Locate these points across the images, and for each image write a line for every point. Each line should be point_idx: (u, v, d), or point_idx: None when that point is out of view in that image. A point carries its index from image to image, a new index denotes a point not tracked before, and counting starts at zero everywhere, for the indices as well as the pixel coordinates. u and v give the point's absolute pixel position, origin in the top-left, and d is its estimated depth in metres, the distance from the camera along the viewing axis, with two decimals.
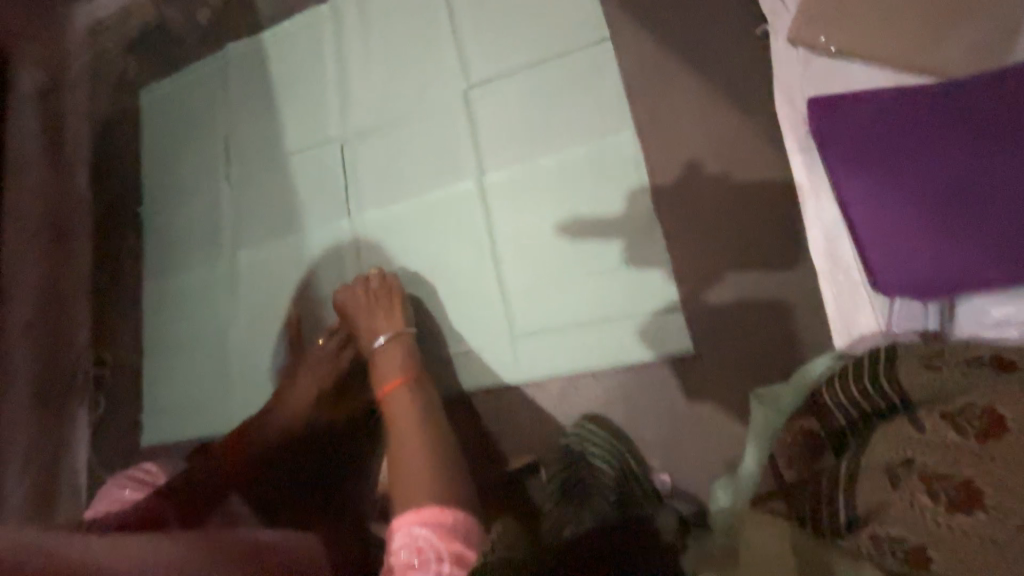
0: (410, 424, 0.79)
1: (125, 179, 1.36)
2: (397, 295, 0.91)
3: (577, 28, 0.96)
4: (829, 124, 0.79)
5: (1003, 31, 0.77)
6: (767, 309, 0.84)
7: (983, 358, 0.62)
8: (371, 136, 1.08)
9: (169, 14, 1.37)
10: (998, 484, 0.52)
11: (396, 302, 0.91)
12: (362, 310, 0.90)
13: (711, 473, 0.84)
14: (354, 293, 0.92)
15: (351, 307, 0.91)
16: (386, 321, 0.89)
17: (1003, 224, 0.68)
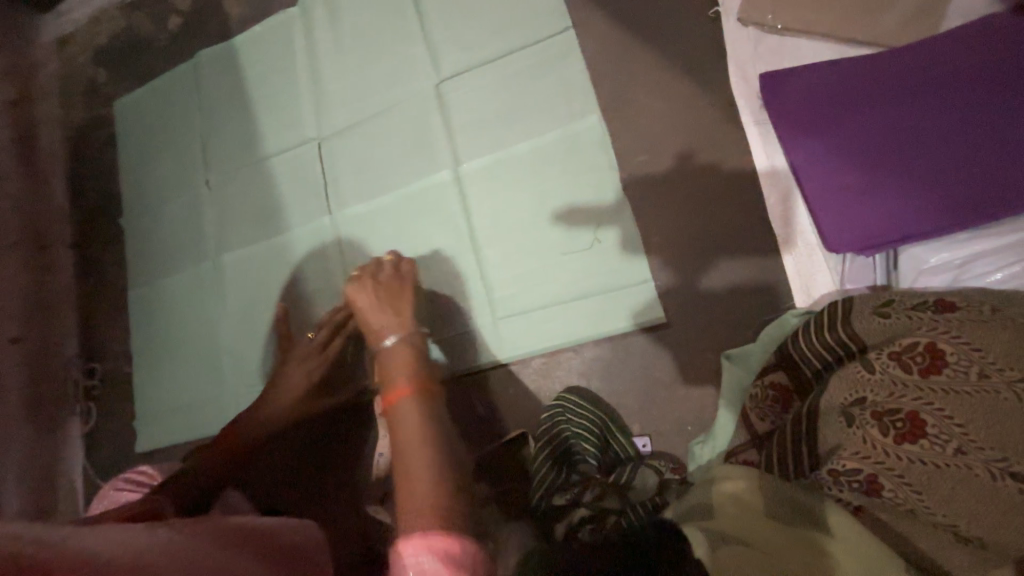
0: (415, 436, 0.57)
1: (103, 189, 1.36)
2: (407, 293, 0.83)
3: (541, 18, 0.99)
4: (778, 96, 0.86)
5: (932, 4, 0.83)
6: (734, 275, 0.89)
7: (928, 300, 0.61)
8: (347, 133, 1.10)
9: (139, 22, 1.37)
10: (937, 414, 0.54)
11: (404, 301, 0.81)
12: (371, 307, 0.79)
13: (689, 433, 0.89)
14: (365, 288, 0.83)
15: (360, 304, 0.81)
16: (397, 317, 0.77)
17: (929, 179, 0.76)
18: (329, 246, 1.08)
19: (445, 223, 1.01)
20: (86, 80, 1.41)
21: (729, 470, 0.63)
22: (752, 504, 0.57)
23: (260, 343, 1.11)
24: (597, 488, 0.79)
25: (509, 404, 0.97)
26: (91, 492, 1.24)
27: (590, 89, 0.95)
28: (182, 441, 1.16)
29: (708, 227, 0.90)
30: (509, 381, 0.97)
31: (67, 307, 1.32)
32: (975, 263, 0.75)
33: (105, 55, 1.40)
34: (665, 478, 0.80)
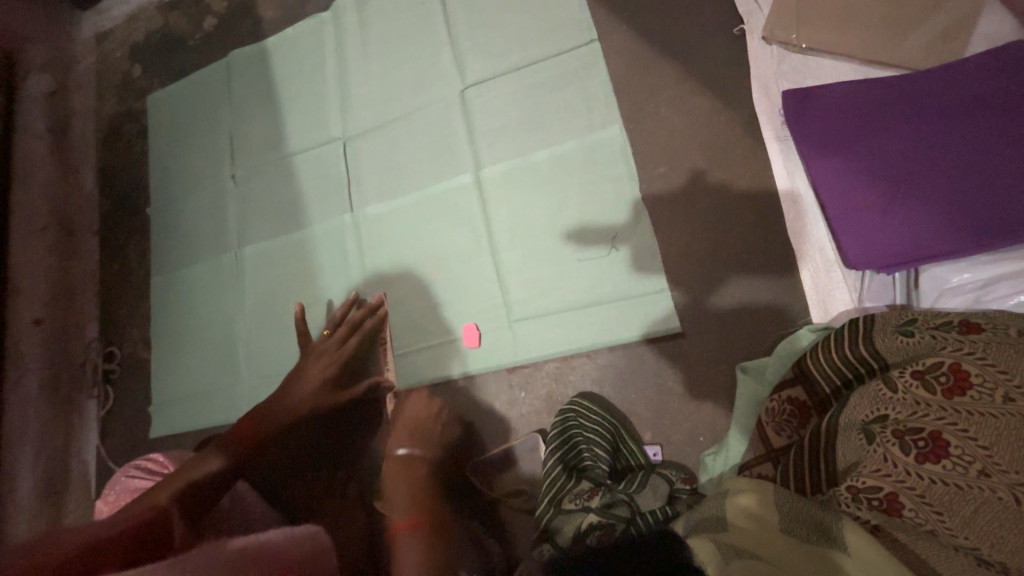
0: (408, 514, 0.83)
1: (130, 179, 1.40)
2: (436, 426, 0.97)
3: (566, 30, 1.01)
4: (802, 113, 0.87)
5: (957, 28, 0.84)
6: (750, 288, 0.89)
7: (951, 321, 0.61)
8: (372, 134, 1.12)
9: (175, 21, 1.42)
10: (960, 434, 0.53)
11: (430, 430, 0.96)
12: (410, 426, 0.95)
13: (701, 445, 0.88)
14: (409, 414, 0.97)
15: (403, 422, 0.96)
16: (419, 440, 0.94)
17: (955, 200, 0.75)
18: (349, 243, 1.10)
19: (464, 226, 1.02)
20: (120, 74, 1.45)
21: (741, 485, 0.63)
22: (764, 516, 0.56)
23: (277, 336, 1.13)
24: (608, 495, 0.77)
25: (520, 407, 0.98)
26: (103, 476, 1.25)
27: (613, 99, 0.97)
28: (195, 430, 1.17)
29: (727, 240, 0.91)
30: (521, 384, 0.98)
31: (89, 293, 1.35)
32: (999, 285, 0.74)
33: (141, 51, 1.45)
34: (676, 488, 0.80)
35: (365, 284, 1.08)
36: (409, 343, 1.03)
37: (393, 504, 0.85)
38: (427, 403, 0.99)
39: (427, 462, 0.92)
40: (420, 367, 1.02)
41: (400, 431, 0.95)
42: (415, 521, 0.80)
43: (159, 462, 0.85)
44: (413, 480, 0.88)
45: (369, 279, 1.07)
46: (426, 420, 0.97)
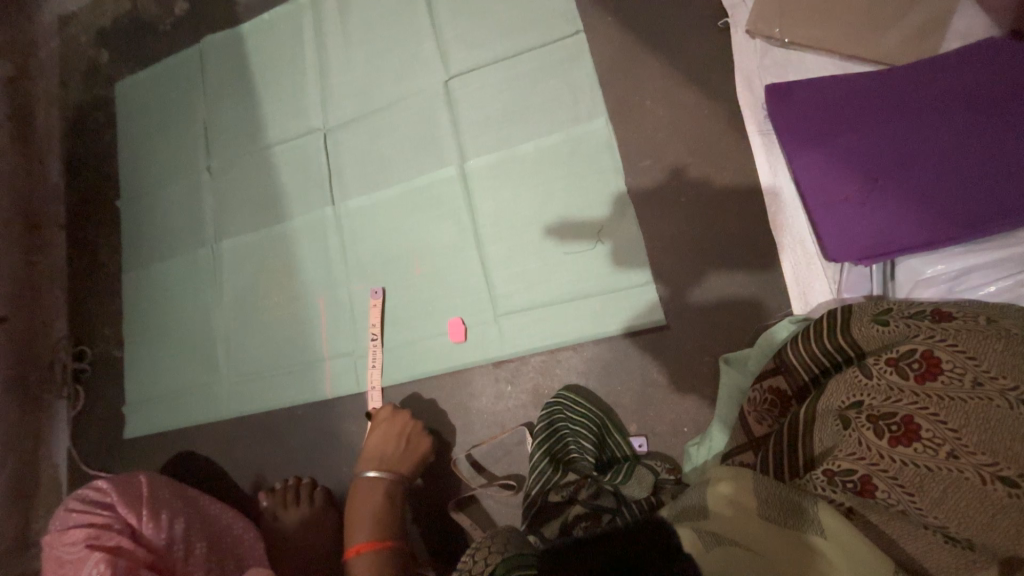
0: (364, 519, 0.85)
1: (98, 170, 1.35)
2: (412, 433, 0.94)
3: (552, 22, 1.00)
4: (784, 105, 0.88)
5: (933, 24, 0.86)
6: (732, 281, 0.90)
7: (924, 310, 0.62)
8: (353, 125, 1.10)
9: (144, 5, 1.36)
10: (931, 418, 0.55)
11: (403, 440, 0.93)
12: (377, 443, 0.92)
13: (684, 435, 0.90)
14: (378, 432, 0.94)
15: (372, 440, 0.93)
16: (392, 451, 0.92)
17: (929, 190, 0.78)
18: (330, 237, 1.08)
19: (449, 219, 1.01)
20: (86, 59, 1.39)
21: (719, 473, 0.61)
22: (744, 504, 0.56)
23: (257, 331, 1.10)
24: (594, 486, 0.78)
25: (506, 401, 0.98)
26: (76, 478, 1.21)
27: (598, 92, 0.96)
28: (172, 429, 1.14)
29: (709, 233, 0.92)
30: (508, 377, 0.98)
31: (57, 290, 1.30)
32: (972, 275, 0.76)
33: (108, 35, 1.38)
34: (660, 478, 0.81)
35: (348, 278, 1.05)
36: (394, 338, 1.02)
37: (356, 523, 0.85)
38: (393, 427, 0.94)
39: (393, 482, 0.90)
40: (405, 361, 1.00)
41: (369, 452, 0.92)
42: (371, 545, 0.81)
43: (104, 492, 0.83)
44: (378, 502, 0.87)
45: (352, 273, 1.05)
46: (394, 438, 0.93)
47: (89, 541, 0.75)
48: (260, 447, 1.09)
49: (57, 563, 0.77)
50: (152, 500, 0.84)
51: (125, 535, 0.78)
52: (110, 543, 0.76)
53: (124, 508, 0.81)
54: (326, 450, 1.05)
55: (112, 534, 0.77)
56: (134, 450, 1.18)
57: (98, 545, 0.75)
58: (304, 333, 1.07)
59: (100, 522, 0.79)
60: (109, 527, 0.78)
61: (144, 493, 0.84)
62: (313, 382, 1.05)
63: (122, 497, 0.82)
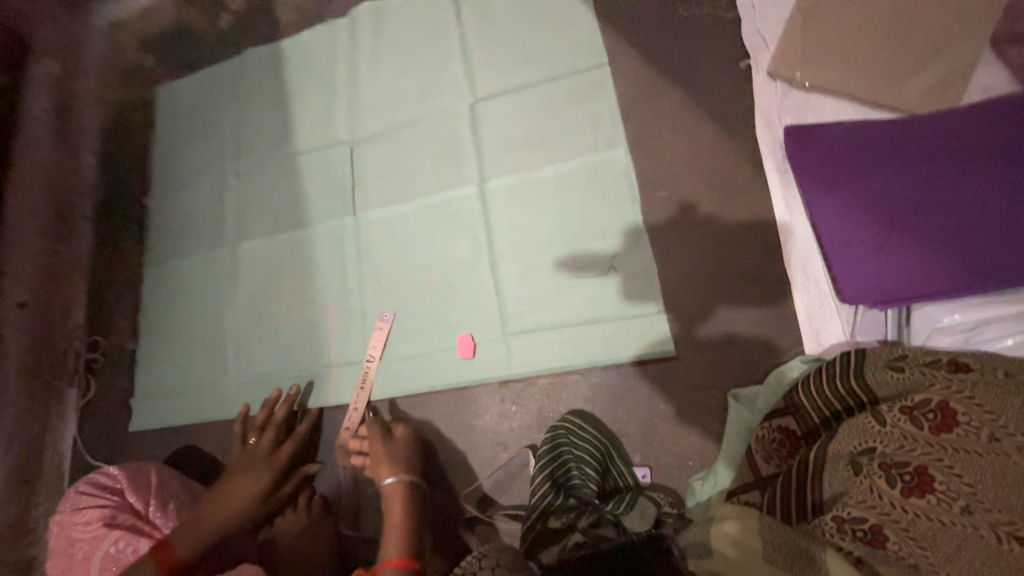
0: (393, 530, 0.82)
1: (129, 167, 1.40)
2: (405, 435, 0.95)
3: (578, 53, 1.04)
4: (803, 146, 0.90)
5: (954, 77, 0.87)
6: (745, 316, 0.90)
7: (941, 360, 0.61)
8: (380, 138, 1.13)
9: (189, 15, 1.43)
10: (946, 471, 0.54)
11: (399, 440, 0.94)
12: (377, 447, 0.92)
13: (690, 469, 0.88)
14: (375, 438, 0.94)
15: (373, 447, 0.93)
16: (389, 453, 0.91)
17: (948, 239, 0.78)
18: (348, 246, 1.10)
19: (466, 236, 1.03)
20: (131, 62, 1.46)
21: (726, 511, 0.60)
22: (750, 547, 0.55)
23: (270, 335, 1.12)
24: (594, 515, 0.78)
25: (510, 421, 0.97)
26: (79, 469, 1.22)
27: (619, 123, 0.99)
28: (177, 425, 1.15)
29: (724, 267, 0.92)
30: (514, 397, 0.98)
31: (78, 281, 1.33)
32: (988, 327, 0.75)
33: (153, 41, 1.45)
34: (662, 512, 0.80)
35: (362, 288, 1.07)
36: (404, 350, 1.02)
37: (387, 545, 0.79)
38: (388, 445, 0.93)
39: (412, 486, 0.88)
40: (413, 375, 1.01)
41: (381, 462, 0.90)
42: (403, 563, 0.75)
43: (115, 479, 0.91)
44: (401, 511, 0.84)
45: (367, 283, 1.07)
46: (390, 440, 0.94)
47: (106, 520, 0.84)
48: None
49: (70, 540, 0.85)
50: (160, 489, 0.92)
51: (138, 519, 0.86)
52: (124, 524, 0.84)
53: (134, 495, 0.89)
54: (327, 459, 1.05)
55: (124, 514, 0.85)
56: (138, 444, 1.19)
57: (114, 525, 0.84)
58: (315, 339, 1.08)
59: (112, 504, 0.87)
60: (119, 509, 0.86)
61: (152, 482, 0.92)
62: (321, 389, 1.05)
63: (132, 484, 0.90)
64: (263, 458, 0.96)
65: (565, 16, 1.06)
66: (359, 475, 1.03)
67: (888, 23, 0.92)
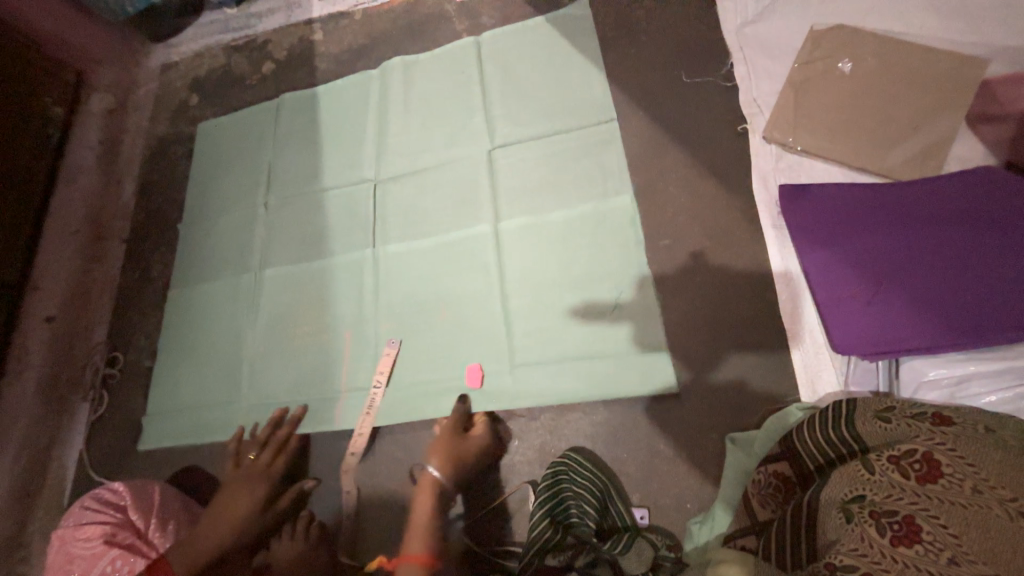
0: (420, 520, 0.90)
1: (164, 193, 1.49)
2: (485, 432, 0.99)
3: (589, 108, 1.13)
4: (796, 205, 0.96)
5: (935, 148, 0.95)
6: (743, 362, 0.93)
7: (925, 412, 0.65)
8: (406, 178, 1.22)
9: (236, 61, 1.58)
10: (932, 521, 0.55)
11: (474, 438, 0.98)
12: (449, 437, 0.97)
13: (687, 512, 0.89)
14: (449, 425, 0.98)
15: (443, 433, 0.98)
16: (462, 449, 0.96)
17: (934, 297, 0.82)
18: (366, 276, 1.16)
19: (478, 273, 1.08)
20: (177, 100, 1.59)
21: None
22: None
23: (284, 359, 1.16)
24: (590, 555, 0.82)
25: (511, 456, 0.99)
26: (79, 485, 1.22)
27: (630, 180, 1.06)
28: (186, 444, 1.17)
29: (722, 314, 0.97)
30: (516, 432, 1.00)
31: (104, 297, 1.40)
32: (971, 383, 0.77)
33: (200, 82, 1.59)
34: (660, 554, 0.81)
35: (376, 317, 1.12)
36: (413, 381, 1.06)
37: (410, 539, 0.89)
38: (461, 441, 0.97)
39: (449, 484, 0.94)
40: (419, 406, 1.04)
41: (442, 450, 0.96)
42: (428, 561, 0.84)
43: (119, 496, 0.91)
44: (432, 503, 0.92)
45: (381, 313, 1.12)
46: (465, 435, 0.98)
47: (106, 537, 0.83)
48: None
49: (67, 557, 0.83)
50: (161, 510, 0.92)
51: (138, 538, 0.86)
52: (124, 542, 0.84)
53: (136, 513, 0.89)
54: (330, 485, 1.07)
55: (125, 533, 0.85)
56: (144, 460, 1.21)
57: (114, 543, 0.83)
58: (328, 366, 1.12)
59: (114, 522, 0.86)
60: (121, 527, 0.86)
61: (155, 501, 0.93)
62: (329, 415, 1.08)
63: (136, 502, 0.91)
64: (263, 471, 1.04)
65: (578, 77, 1.17)
66: (360, 502, 1.05)
67: (874, 100, 1.01)
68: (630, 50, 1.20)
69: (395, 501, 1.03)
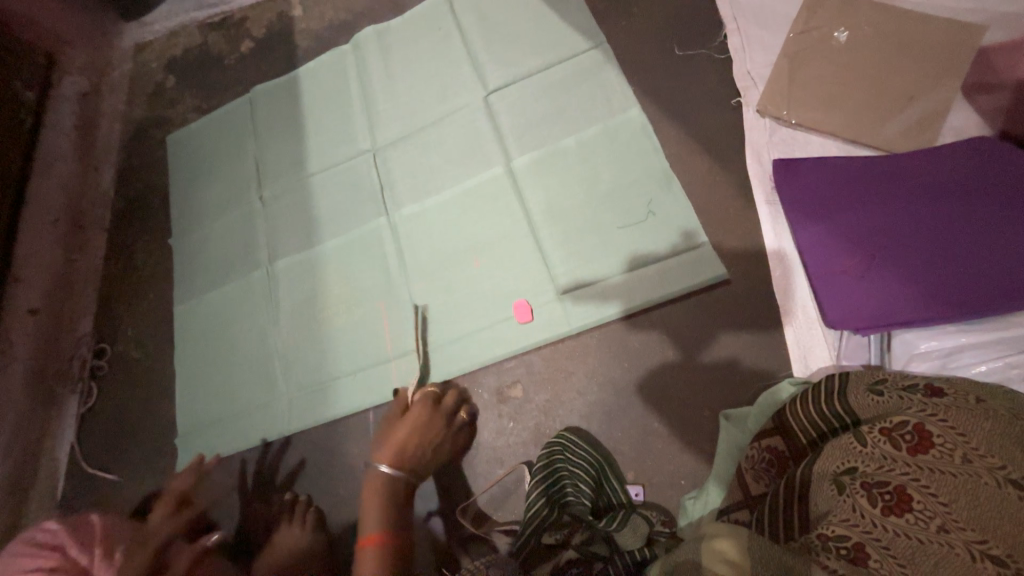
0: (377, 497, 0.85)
1: (145, 180, 1.45)
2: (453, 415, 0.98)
3: (574, 51, 1.12)
4: (790, 180, 0.95)
5: (930, 117, 0.93)
6: (736, 340, 0.93)
7: (918, 384, 0.65)
8: (402, 143, 1.19)
9: (214, 40, 1.51)
10: (923, 490, 0.56)
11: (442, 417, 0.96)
12: (422, 419, 0.94)
13: (681, 488, 0.90)
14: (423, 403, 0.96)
15: (416, 411, 0.95)
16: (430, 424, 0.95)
17: (927, 270, 0.82)
18: (357, 258, 1.14)
19: (470, 249, 1.07)
20: (153, 82, 1.53)
21: (717, 528, 0.62)
22: (738, 562, 0.57)
23: (277, 348, 1.15)
24: (586, 532, 0.83)
25: (507, 437, 1.00)
26: (73, 477, 1.21)
27: (636, 162, 1.02)
28: (181, 433, 1.17)
29: (717, 292, 0.96)
30: (510, 414, 1.00)
31: (88, 288, 1.36)
32: (965, 353, 0.78)
33: (177, 63, 1.53)
34: (654, 530, 0.82)
35: (369, 298, 1.11)
36: (405, 367, 1.05)
37: (366, 513, 0.82)
38: (431, 415, 0.95)
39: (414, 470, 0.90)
40: None
41: (406, 433, 0.92)
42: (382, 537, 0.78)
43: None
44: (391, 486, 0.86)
45: (372, 298, 1.11)
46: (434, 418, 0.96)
47: None
48: (258, 457, 1.10)
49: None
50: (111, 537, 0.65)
51: None
52: None
53: (74, 548, 0.61)
54: (326, 470, 1.07)
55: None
56: (138, 451, 1.19)
57: None
58: (321, 353, 1.11)
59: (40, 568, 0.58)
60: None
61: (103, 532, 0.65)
62: (325, 403, 1.08)
63: (75, 536, 0.63)
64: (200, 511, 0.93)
65: (570, 47, 1.13)
66: (356, 485, 1.05)
67: (867, 70, 0.99)
68: (622, 20, 1.16)
69: None
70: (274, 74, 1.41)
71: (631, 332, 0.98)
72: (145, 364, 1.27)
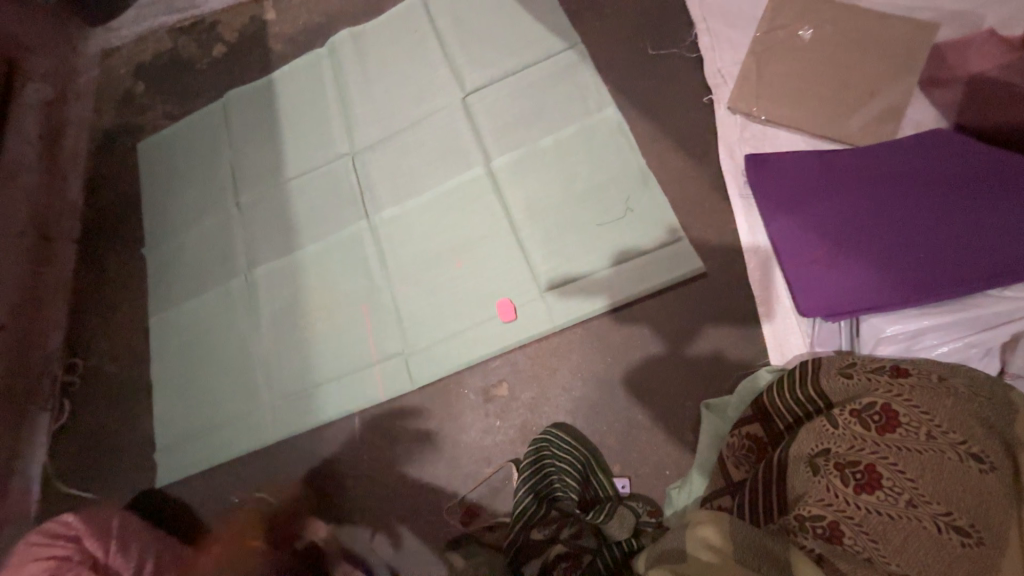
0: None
1: (117, 189, 1.41)
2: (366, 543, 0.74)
3: (549, 52, 1.14)
4: (761, 174, 0.98)
5: (890, 111, 0.97)
6: (716, 332, 0.96)
7: (884, 365, 0.66)
8: (380, 145, 1.18)
9: (185, 45, 1.49)
10: (892, 468, 0.58)
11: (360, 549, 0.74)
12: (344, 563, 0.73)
13: (667, 478, 0.92)
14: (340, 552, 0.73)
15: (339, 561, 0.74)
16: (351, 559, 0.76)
17: (892, 257, 0.85)
18: (339, 261, 1.13)
19: (453, 249, 1.07)
20: (123, 88, 1.50)
21: (699, 516, 0.63)
22: (719, 547, 0.58)
23: (258, 356, 1.13)
24: (575, 525, 0.84)
25: (494, 435, 1.00)
26: (49, 498, 1.16)
27: (614, 159, 1.03)
28: (161, 447, 1.14)
29: (696, 285, 0.98)
30: (497, 413, 1.01)
31: (58, 302, 1.31)
32: (926, 335, 0.82)
33: (147, 68, 1.50)
34: (641, 520, 0.84)
35: (351, 301, 1.10)
36: (389, 370, 1.04)
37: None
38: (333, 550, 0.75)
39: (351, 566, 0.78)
40: (399, 393, 1.04)
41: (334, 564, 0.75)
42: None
43: (71, 526, 0.82)
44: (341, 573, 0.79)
45: (354, 301, 1.10)
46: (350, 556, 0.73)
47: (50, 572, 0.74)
48: (243, 467, 1.09)
49: None
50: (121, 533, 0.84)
51: (85, 566, 0.76)
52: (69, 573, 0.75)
53: (93, 539, 0.80)
54: (313, 477, 1.06)
55: (72, 564, 0.76)
56: (117, 466, 1.16)
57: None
58: (303, 360, 1.10)
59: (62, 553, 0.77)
60: (70, 558, 0.77)
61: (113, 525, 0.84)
62: (308, 410, 1.07)
63: (91, 530, 0.81)
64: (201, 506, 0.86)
65: (544, 48, 1.14)
66: (344, 490, 1.04)
67: (830, 66, 1.03)
68: (595, 21, 1.18)
69: (382, 492, 1.02)
70: (248, 79, 1.39)
71: (614, 327, 1.00)
72: (123, 377, 1.24)
